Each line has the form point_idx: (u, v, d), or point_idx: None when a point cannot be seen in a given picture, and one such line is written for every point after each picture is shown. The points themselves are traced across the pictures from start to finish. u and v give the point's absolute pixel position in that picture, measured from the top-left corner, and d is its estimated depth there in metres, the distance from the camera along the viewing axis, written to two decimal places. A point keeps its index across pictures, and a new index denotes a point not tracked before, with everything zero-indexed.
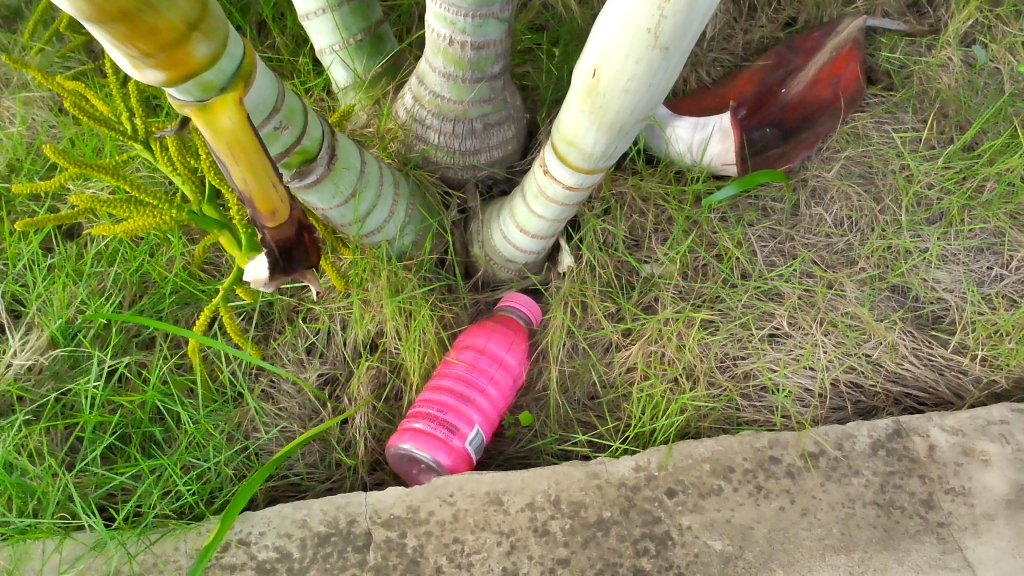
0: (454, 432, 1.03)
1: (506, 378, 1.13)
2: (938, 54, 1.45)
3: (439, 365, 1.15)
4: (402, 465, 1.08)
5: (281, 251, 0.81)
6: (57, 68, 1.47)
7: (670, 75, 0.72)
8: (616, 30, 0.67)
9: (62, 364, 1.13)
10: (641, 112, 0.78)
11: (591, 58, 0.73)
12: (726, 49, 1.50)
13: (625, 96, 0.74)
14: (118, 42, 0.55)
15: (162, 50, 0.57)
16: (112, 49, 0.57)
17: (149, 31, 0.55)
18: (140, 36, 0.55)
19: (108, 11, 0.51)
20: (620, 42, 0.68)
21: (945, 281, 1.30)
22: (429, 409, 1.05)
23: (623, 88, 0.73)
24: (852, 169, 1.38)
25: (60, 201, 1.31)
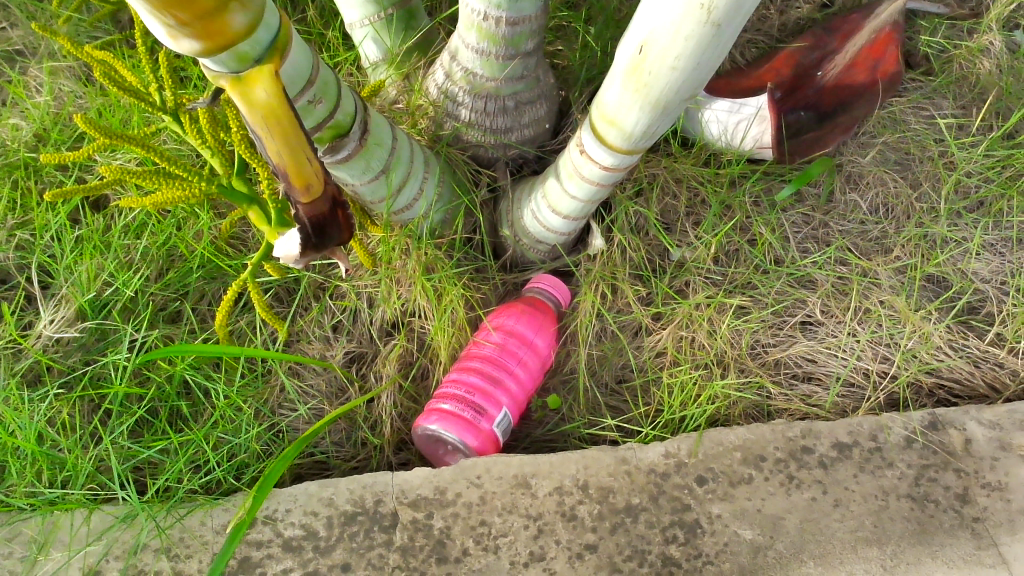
0: (483, 414, 1.02)
1: (534, 361, 1.12)
2: (980, 39, 1.41)
3: (468, 344, 1.14)
4: (427, 444, 1.08)
5: (314, 226, 0.80)
6: (85, 37, 1.46)
7: (721, 53, 0.70)
8: (667, 6, 0.65)
9: (90, 337, 1.12)
10: (688, 91, 0.76)
11: (638, 34, 0.71)
12: (761, 30, 1.48)
13: (671, 74, 0.72)
14: (155, 11, 0.54)
15: (199, 19, 0.56)
16: (149, 19, 0.56)
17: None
18: (177, 5, 0.53)
19: None
20: (672, 17, 0.66)
21: (983, 272, 1.27)
22: (455, 390, 1.04)
23: (670, 66, 0.71)
24: (888, 155, 1.35)
25: (87, 172, 1.31)
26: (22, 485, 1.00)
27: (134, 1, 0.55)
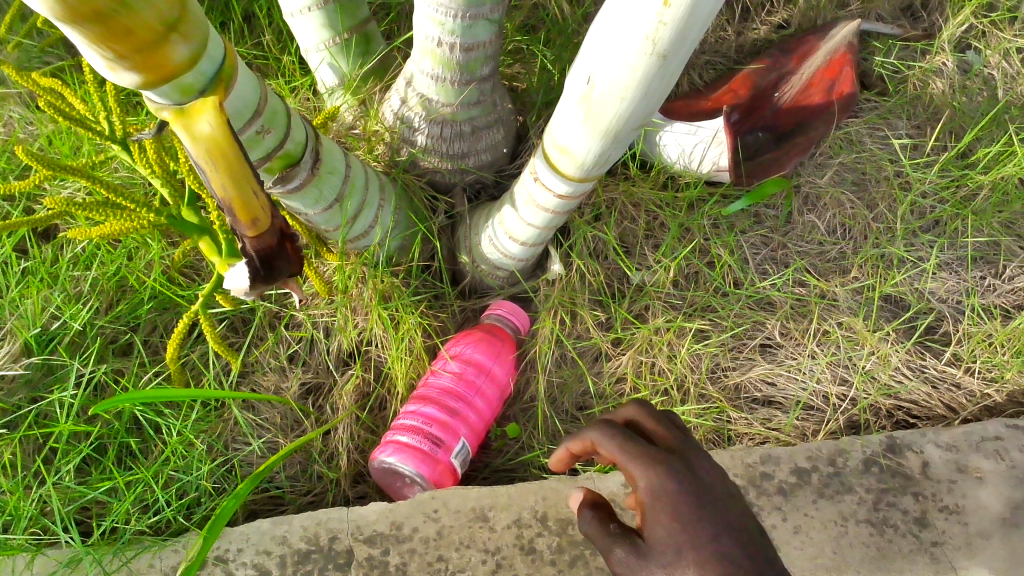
0: (437, 444, 1.01)
1: (489, 389, 1.11)
2: (933, 60, 1.46)
3: (425, 373, 1.13)
4: (384, 475, 1.07)
5: (261, 259, 0.79)
6: (36, 62, 1.45)
7: (668, 83, 0.69)
8: (614, 38, 0.65)
9: (36, 372, 1.09)
10: (639, 120, 0.75)
11: (588, 65, 0.71)
12: (718, 52, 1.52)
13: (620, 104, 0.72)
14: (91, 43, 0.52)
15: (136, 52, 0.55)
16: (86, 51, 0.54)
17: (124, 32, 0.52)
18: (115, 38, 0.52)
19: (80, 12, 0.49)
20: (618, 48, 0.65)
21: (939, 292, 1.28)
22: (409, 420, 1.03)
23: (619, 96, 0.71)
24: (845, 175, 1.37)
25: (35, 201, 1.28)
26: None
27: (70, 33, 0.53)
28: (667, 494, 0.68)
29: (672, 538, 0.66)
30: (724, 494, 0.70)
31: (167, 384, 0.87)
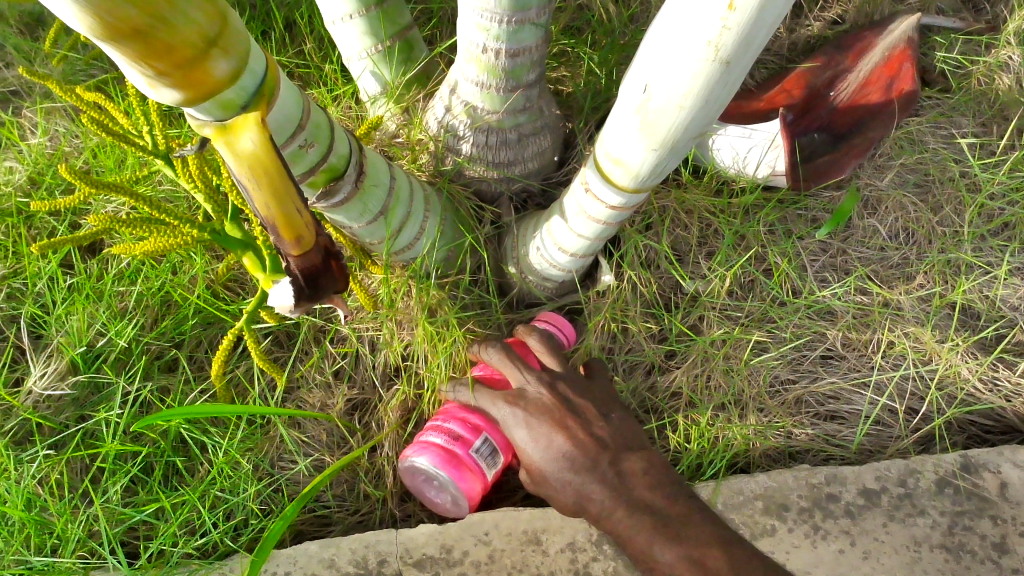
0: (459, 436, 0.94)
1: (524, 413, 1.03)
2: (999, 54, 1.39)
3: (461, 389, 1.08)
4: (416, 485, 0.99)
5: (306, 278, 0.76)
6: (80, 75, 1.45)
7: (731, 91, 0.65)
8: (673, 44, 0.61)
9: (82, 391, 1.09)
10: (699, 129, 0.71)
11: (645, 73, 0.67)
12: (771, 50, 1.47)
13: (679, 113, 0.68)
14: (130, 61, 0.50)
15: (178, 70, 0.52)
16: (126, 68, 0.52)
17: (165, 50, 0.50)
18: (155, 56, 0.50)
19: (120, 30, 0.47)
20: (677, 55, 0.61)
21: (1012, 299, 1.22)
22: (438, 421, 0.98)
23: (678, 105, 0.67)
24: (907, 177, 1.31)
25: (81, 215, 1.28)
26: (10, 552, 0.94)
27: (110, 51, 0.51)
28: (510, 421, 0.93)
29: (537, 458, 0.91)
30: (598, 415, 0.93)
31: (213, 405, 0.85)
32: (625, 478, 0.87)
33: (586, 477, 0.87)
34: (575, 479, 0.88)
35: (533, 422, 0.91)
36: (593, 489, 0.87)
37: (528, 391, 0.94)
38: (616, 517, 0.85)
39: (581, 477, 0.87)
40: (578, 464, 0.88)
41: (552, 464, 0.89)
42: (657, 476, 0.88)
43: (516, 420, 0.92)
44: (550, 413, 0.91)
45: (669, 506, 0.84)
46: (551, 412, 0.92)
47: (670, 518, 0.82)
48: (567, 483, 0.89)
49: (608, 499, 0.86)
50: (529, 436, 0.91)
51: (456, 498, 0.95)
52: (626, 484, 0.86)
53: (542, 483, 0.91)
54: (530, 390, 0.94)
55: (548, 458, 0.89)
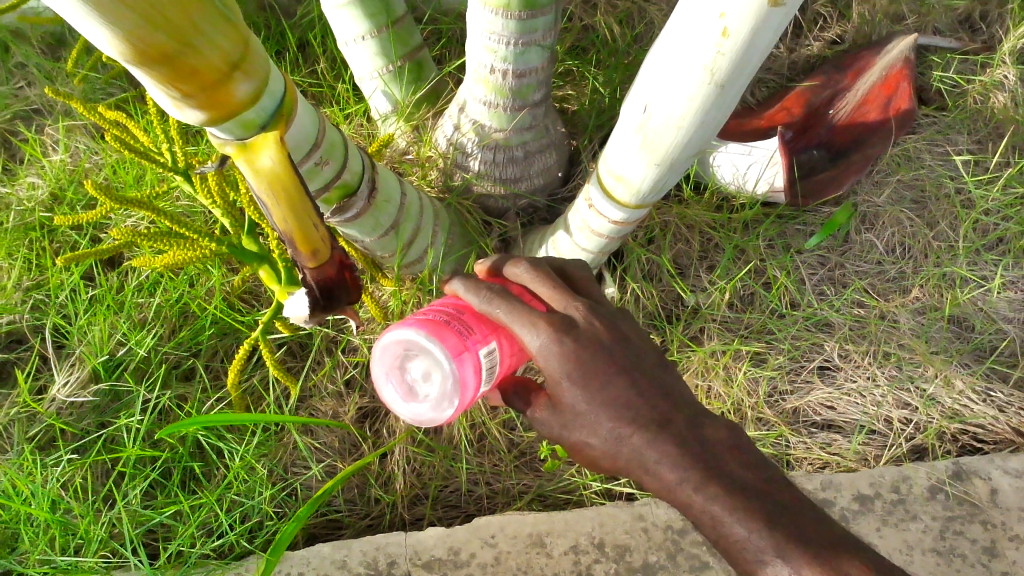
0: (470, 332, 0.70)
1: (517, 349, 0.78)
2: (994, 73, 1.43)
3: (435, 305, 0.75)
4: (385, 373, 0.70)
5: (322, 289, 0.80)
6: (100, 94, 1.50)
7: (728, 109, 0.69)
8: (672, 67, 0.65)
9: (104, 398, 1.13)
10: (696, 148, 0.75)
11: (644, 94, 0.72)
12: (771, 70, 1.51)
13: (677, 133, 0.72)
14: (158, 82, 0.54)
15: (201, 91, 0.56)
16: (153, 90, 0.57)
17: (190, 73, 0.54)
18: (181, 78, 0.54)
19: (148, 53, 0.51)
20: (676, 77, 0.66)
21: (1005, 311, 1.25)
22: (430, 310, 0.72)
23: (675, 126, 0.71)
24: (904, 193, 1.35)
25: (102, 229, 1.32)
26: (35, 553, 0.98)
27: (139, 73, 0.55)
28: (548, 342, 0.69)
29: (582, 404, 0.70)
30: (661, 366, 0.74)
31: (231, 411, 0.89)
32: (709, 446, 0.70)
33: (657, 438, 0.69)
34: (636, 438, 0.69)
35: (586, 352, 0.70)
36: (668, 452, 0.68)
37: (580, 316, 0.72)
38: (697, 494, 0.68)
39: (642, 435, 0.69)
40: (648, 417, 0.70)
41: (608, 411, 0.69)
42: (743, 444, 0.71)
43: (562, 356, 0.69)
44: (608, 354, 0.71)
45: (773, 487, 0.69)
46: (607, 354, 0.71)
47: (781, 507, 0.67)
48: (621, 440, 0.70)
49: (687, 467, 0.68)
50: (580, 373, 0.69)
51: (443, 399, 0.68)
52: (715, 455, 0.69)
53: (573, 432, 0.71)
54: (577, 319, 0.73)
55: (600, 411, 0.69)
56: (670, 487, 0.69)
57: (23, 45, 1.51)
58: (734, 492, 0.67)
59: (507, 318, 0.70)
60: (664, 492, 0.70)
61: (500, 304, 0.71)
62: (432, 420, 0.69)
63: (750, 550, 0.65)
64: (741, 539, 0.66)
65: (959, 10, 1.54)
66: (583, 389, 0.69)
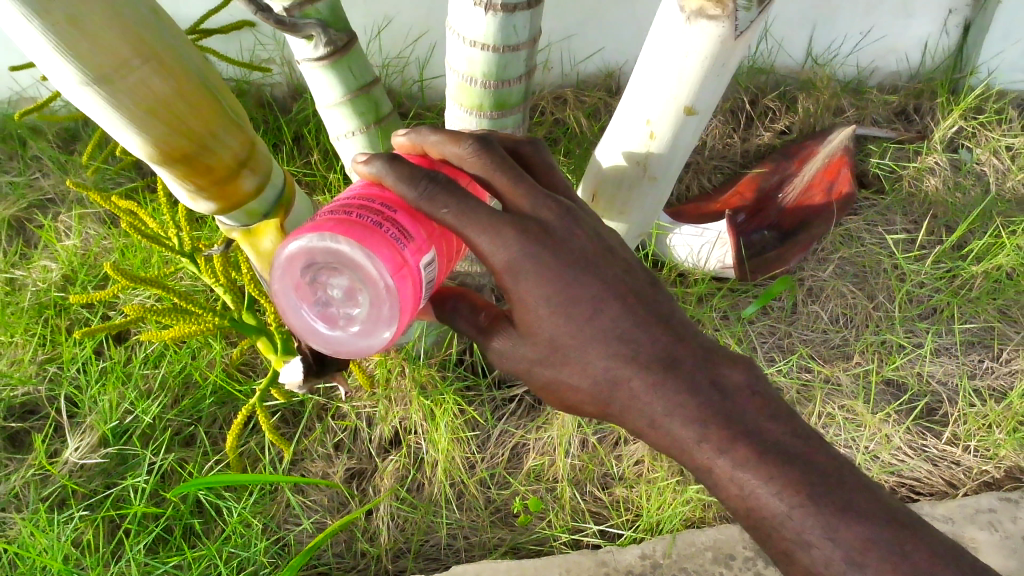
0: (404, 239, 0.68)
1: (449, 237, 0.77)
2: (926, 159, 1.60)
3: (359, 193, 0.70)
4: (295, 289, 0.69)
5: (315, 356, 1.01)
6: (110, 183, 1.63)
7: (685, 143, 0.92)
8: (619, 162, 0.96)
9: (111, 462, 1.22)
10: (643, 217, 1.06)
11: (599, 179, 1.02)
12: (725, 157, 1.66)
13: (626, 207, 1.02)
14: (180, 179, 0.79)
15: (214, 186, 0.80)
16: (178, 186, 0.81)
17: (205, 170, 0.78)
18: (198, 175, 0.78)
19: (172, 156, 0.75)
20: (624, 169, 0.96)
21: (938, 374, 1.38)
22: (351, 205, 0.68)
23: (623, 200, 1.01)
24: (846, 269, 1.49)
25: (111, 306, 1.44)
26: None
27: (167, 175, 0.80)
28: (517, 254, 0.72)
29: (568, 336, 0.75)
30: (651, 290, 0.80)
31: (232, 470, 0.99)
32: (724, 399, 0.78)
33: (665, 389, 0.77)
34: (635, 382, 0.77)
35: (571, 276, 0.74)
36: (680, 408, 0.77)
37: (549, 221, 0.74)
38: (719, 454, 0.76)
39: (643, 381, 0.77)
40: (650, 371, 0.77)
41: (601, 350, 0.76)
42: (759, 395, 0.79)
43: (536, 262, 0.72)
44: (579, 258, 0.75)
45: (796, 445, 0.77)
46: (574, 258, 0.74)
47: (792, 459, 0.75)
48: (618, 383, 0.77)
49: (707, 432, 0.76)
50: (571, 308, 0.74)
51: (371, 322, 0.68)
52: (730, 409, 0.78)
53: (565, 364, 0.77)
54: (544, 218, 0.74)
55: (596, 345, 0.76)
56: (687, 447, 0.77)
57: (41, 141, 1.66)
58: (758, 456, 0.75)
59: (454, 219, 0.69)
60: (670, 446, 0.79)
61: (445, 203, 0.69)
62: (348, 342, 0.70)
63: (789, 528, 0.74)
64: (779, 514, 0.74)
65: (894, 103, 1.70)
66: (569, 319, 0.75)
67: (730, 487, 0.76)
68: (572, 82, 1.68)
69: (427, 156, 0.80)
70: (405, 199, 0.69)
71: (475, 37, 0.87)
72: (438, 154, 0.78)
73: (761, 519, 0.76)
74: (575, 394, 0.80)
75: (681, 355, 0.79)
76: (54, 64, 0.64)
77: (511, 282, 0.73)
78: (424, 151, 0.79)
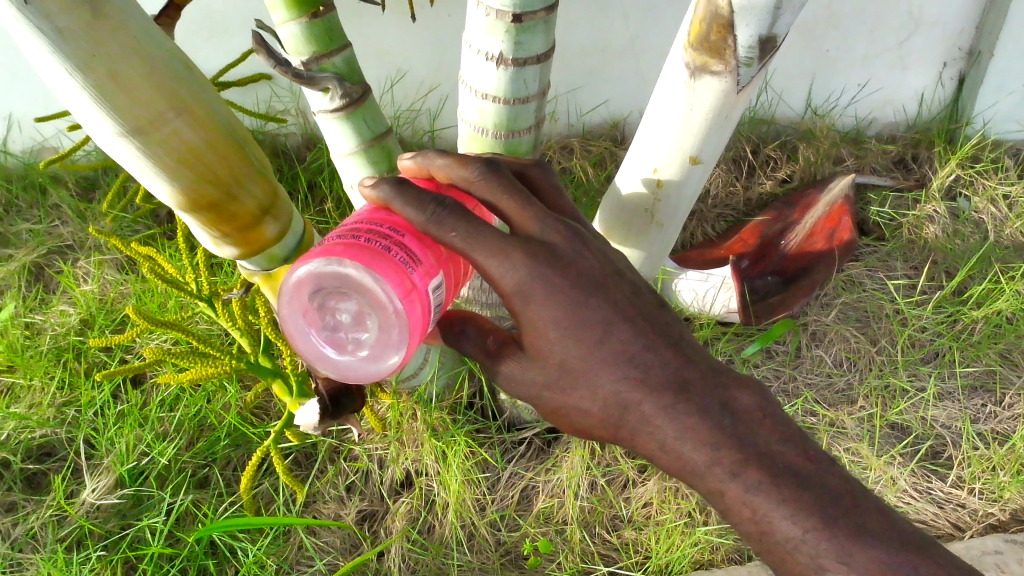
0: (412, 264, 0.70)
1: (455, 261, 0.79)
2: (924, 208, 1.64)
3: (366, 218, 0.72)
4: (303, 315, 0.71)
5: (331, 398, 1.03)
6: (128, 230, 1.68)
7: (690, 191, 0.95)
8: (628, 210, 1.00)
9: (127, 503, 1.24)
10: (649, 263, 1.09)
11: (607, 225, 1.05)
12: (728, 204, 1.69)
13: (633, 252, 1.06)
14: (206, 228, 0.82)
15: (238, 233, 0.83)
16: (202, 233, 0.84)
17: (230, 219, 0.81)
18: (224, 223, 0.81)
19: (199, 204, 0.78)
20: (633, 216, 1.00)
21: (942, 418, 1.39)
22: (360, 230, 0.70)
23: (631, 246, 1.05)
24: (848, 313, 1.52)
25: (128, 350, 1.47)
26: None
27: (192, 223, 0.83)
28: (526, 278, 0.74)
29: (579, 359, 0.77)
30: (661, 318, 0.82)
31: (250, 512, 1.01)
32: (739, 428, 0.80)
33: (677, 411, 0.79)
34: (646, 405, 0.79)
35: (582, 298, 0.76)
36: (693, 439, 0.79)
37: (557, 244, 0.77)
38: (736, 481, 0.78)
39: (653, 404, 0.79)
40: (663, 403, 0.79)
41: (612, 373, 0.78)
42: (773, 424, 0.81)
43: (545, 283, 0.75)
44: (587, 279, 0.77)
45: (808, 469, 0.78)
46: (582, 279, 0.77)
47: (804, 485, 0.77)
48: (628, 407, 0.80)
49: (720, 463, 0.78)
50: (581, 331, 0.76)
51: (380, 346, 0.70)
52: (742, 431, 0.79)
53: (573, 389, 0.79)
54: (553, 240, 0.77)
55: (606, 370, 0.78)
56: (700, 470, 0.79)
57: (61, 190, 1.71)
58: (771, 484, 0.77)
59: (462, 242, 0.72)
60: (682, 470, 0.81)
61: (453, 228, 0.71)
62: (356, 367, 0.72)
63: (803, 551, 0.76)
64: (793, 538, 0.76)
65: (893, 153, 1.75)
66: (578, 342, 0.77)
67: (743, 511, 0.78)
68: (579, 132, 1.73)
69: (433, 180, 0.82)
70: (412, 223, 0.71)
71: (485, 89, 0.92)
72: (445, 178, 0.79)
73: (775, 543, 0.77)
74: (584, 418, 0.82)
75: (694, 383, 0.81)
76: (92, 115, 0.68)
77: (521, 305, 0.75)
78: (430, 174, 0.81)
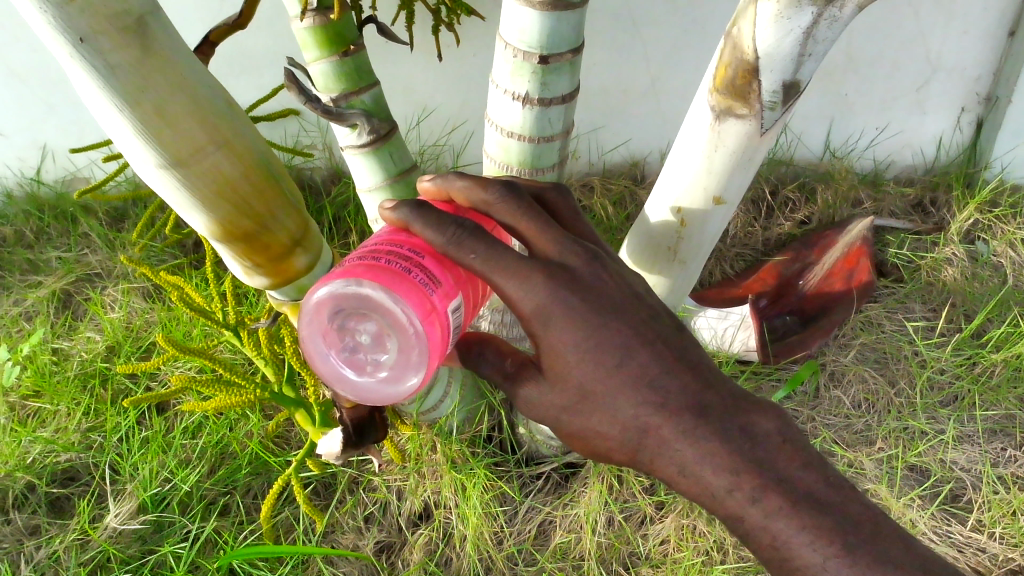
0: (432, 285, 0.70)
1: (474, 281, 0.81)
2: (942, 251, 1.65)
3: (386, 240, 0.73)
4: (323, 336, 0.71)
5: (355, 427, 1.05)
6: (155, 260, 1.71)
7: (713, 230, 0.97)
8: (652, 247, 1.02)
9: (149, 528, 1.25)
10: (673, 298, 1.11)
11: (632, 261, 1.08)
12: (747, 244, 1.71)
13: (657, 288, 1.08)
14: (238, 259, 0.84)
15: (269, 264, 0.86)
16: (232, 262, 0.86)
17: (262, 250, 0.83)
18: (255, 254, 0.84)
19: (232, 236, 0.80)
20: (657, 254, 1.02)
21: (961, 461, 1.39)
22: (380, 252, 0.70)
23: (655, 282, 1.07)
24: (867, 354, 1.53)
25: (152, 378, 1.49)
26: None
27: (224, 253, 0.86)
28: (547, 300, 0.75)
29: (599, 381, 0.78)
30: (682, 351, 0.83)
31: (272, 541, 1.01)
32: (757, 464, 0.80)
33: (697, 437, 0.80)
34: (665, 430, 0.80)
35: (602, 321, 0.77)
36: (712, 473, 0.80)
37: (575, 266, 0.78)
38: (757, 510, 0.79)
39: (672, 429, 0.79)
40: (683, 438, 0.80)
41: (631, 397, 0.79)
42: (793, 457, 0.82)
43: (566, 306, 0.76)
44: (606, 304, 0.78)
45: (826, 504, 0.80)
46: (603, 304, 0.78)
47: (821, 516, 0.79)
48: (647, 431, 0.80)
49: (738, 497, 0.79)
50: (601, 354, 0.77)
51: (399, 368, 0.70)
52: (761, 459, 0.81)
53: (594, 410, 0.80)
54: (573, 264, 0.78)
55: (626, 394, 0.79)
56: (719, 495, 0.80)
57: (92, 219, 1.74)
58: (787, 520, 0.78)
59: (481, 264, 0.73)
60: (701, 497, 0.82)
61: (472, 249, 0.72)
62: (375, 388, 0.72)
63: None
64: (813, 565, 0.77)
65: (911, 196, 1.76)
66: (598, 364, 0.77)
67: (763, 537, 0.80)
68: (599, 171, 1.77)
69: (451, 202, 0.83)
70: (432, 245, 0.72)
71: (510, 126, 0.94)
72: (464, 200, 0.81)
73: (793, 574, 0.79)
74: (604, 443, 0.82)
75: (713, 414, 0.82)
76: (134, 147, 0.70)
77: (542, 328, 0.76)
78: (448, 196, 0.82)
